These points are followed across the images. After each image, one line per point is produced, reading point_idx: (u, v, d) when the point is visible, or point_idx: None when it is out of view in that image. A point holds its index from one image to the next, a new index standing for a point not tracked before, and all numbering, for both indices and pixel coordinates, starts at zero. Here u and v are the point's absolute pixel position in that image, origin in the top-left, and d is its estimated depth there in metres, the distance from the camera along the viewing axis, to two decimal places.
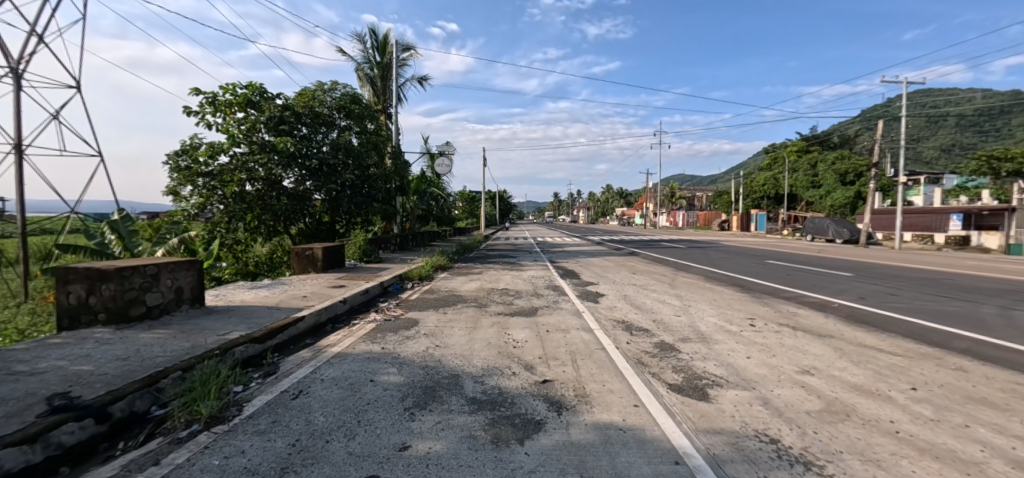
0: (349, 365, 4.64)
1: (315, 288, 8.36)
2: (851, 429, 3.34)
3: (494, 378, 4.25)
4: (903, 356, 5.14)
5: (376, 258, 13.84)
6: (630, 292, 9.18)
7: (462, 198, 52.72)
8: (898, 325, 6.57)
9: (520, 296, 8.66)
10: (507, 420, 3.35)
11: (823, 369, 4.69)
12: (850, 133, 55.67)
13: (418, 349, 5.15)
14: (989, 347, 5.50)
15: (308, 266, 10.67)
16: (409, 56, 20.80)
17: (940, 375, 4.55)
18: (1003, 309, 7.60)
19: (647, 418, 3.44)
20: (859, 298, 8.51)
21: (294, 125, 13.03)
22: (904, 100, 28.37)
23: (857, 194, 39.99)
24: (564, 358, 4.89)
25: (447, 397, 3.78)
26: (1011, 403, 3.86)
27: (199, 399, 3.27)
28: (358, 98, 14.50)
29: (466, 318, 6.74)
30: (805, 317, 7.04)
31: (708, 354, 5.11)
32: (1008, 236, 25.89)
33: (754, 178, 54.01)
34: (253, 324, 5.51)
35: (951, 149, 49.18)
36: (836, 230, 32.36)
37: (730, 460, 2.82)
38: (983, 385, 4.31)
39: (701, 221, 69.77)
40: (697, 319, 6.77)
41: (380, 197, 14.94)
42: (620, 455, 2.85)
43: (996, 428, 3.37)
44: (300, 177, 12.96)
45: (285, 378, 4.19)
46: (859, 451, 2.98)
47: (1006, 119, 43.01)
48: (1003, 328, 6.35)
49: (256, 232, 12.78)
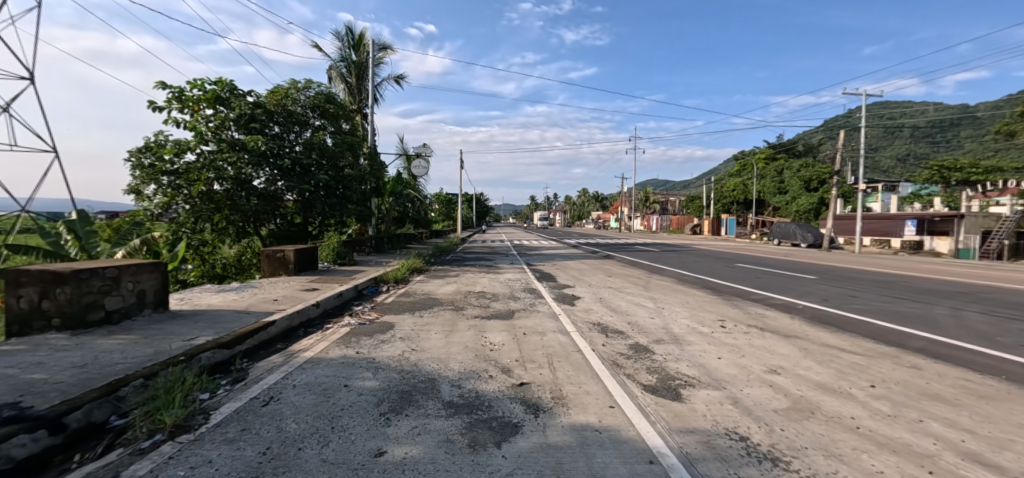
0: (323, 370, 4.54)
1: (286, 291, 8.16)
2: (815, 426, 3.50)
3: (471, 382, 4.23)
4: (864, 355, 5.41)
5: (351, 261, 13.55)
6: (606, 295, 9.31)
7: (438, 200, 52.23)
8: (859, 325, 6.91)
9: (497, 298, 8.66)
10: (484, 423, 3.35)
11: (789, 368, 4.89)
12: (814, 142, 58.34)
13: (394, 353, 5.08)
14: (943, 346, 5.85)
15: (280, 268, 10.34)
16: (385, 55, 20.53)
17: (897, 373, 4.82)
18: (955, 310, 8.11)
19: (622, 419, 3.51)
20: (822, 300, 8.92)
21: (264, 124, 12.62)
22: (863, 112, 29.86)
23: (822, 200, 41.67)
24: (541, 361, 4.92)
25: (423, 401, 3.75)
26: (960, 399, 4.15)
27: (162, 408, 3.13)
28: (333, 97, 14.13)
29: (443, 321, 6.69)
30: (772, 318, 7.30)
31: (681, 355, 5.25)
32: (957, 241, 27.53)
33: (724, 184, 55.74)
34: (221, 328, 5.32)
35: (906, 159, 52.03)
36: (802, 234, 33.57)
37: (703, 459, 2.93)
38: (936, 381, 4.61)
39: (674, 225, 71.51)
40: (670, 321, 6.93)
41: (355, 199, 14.55)
42: (597, 456, 2.90)
43: (947, 422, 3.63)
44: (271, 176, 12.56)
45: (254, 384, 4.07)
46: (822, 447, 3.15)
47: (955, 131, 45.82)
48: (954, 328, 6.78)
49: (223, 233, 12.59)
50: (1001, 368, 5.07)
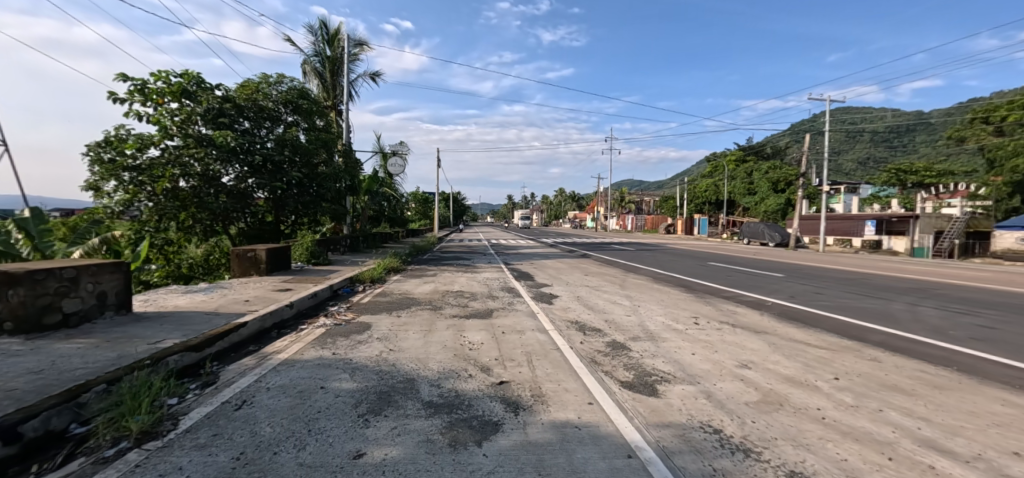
0: (297, 372, 4.43)
1: (258, 292, 7.90)
2: (784, 417, 3.65)
3: (450, 381, 4.21)
4: (829, 349, 5.67)
5: (325, 260, 13.23)
6: (584, 293, 9.43)
7: (414, 199, 51.63)
8: (823, 320, 7.22)
9: (475, 298, 8.63)
10: (464, 422, 3.35)
11: (759, 362, 5.07)
12: (781, 145, 60.59)
13: (371, 354, 5.00)
14: (900, 339, 6.19)
15: (251, 268, 10.01)
16: (361, 51, 20.14)
17: (859, 366, 5.07)
18: (911, 305, 8.58)
19: (601, 415, 3.56)
20: (790, 297, 9.28)
21: (234, 119, 12.17)
22: (827, 117, 31.18)
23: (788, 201, 43.29)
24: (520, 359, 4.93)
25: (402, 402, 3.71)
26: (916, 389, 4.41)
27: (127, 415, 2.99)
28: (306, 93, 13.76)
29: (421, 321, 6.63)
30: (743, 315, 7.55)
31: (657, 351, 5.37)
32: (912, 240, 29.12)
33: (697, 185, 57.18)
34: (189, 331, 5.12)
35: (866, 163, 54.64)
36: (770, 234, 34.80)
37: (679, 451, 3.02)
38: (894, 373, 4.88)
39: (649, 225, 72.89)
40: (646, 319, 7.08)
41: (329, 197, 14.20)
42: (577, 452, 2.94)
43: (904, 411, 3.85)
44: (240, 173, 12.15)
45: (226, 387, 3.94)
46: (791, 437, 3.29)
47: (910, 137, 48.42)
48: (909, 323, 7.18)
49: (190, 232, 12.26)
50: (952, 359, 5.41)
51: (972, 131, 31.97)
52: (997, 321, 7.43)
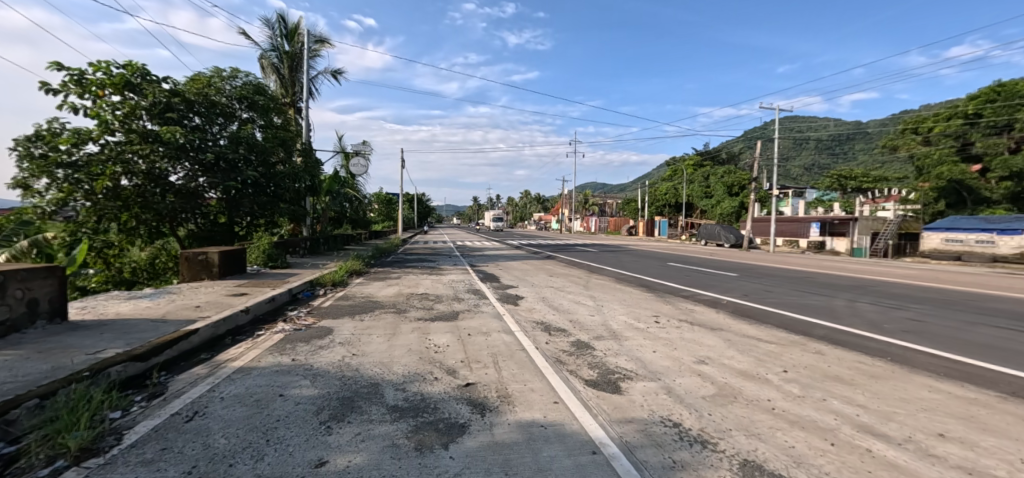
0: (254, 379, 4.24)
1: (210, 297, 7.49)
2: (738, 409, 3.86)
3: (416, 384, 4.17)
4: (778, 344, 6.03)
5: (284, 263, 12.70)
6: (549, 294, 9.55)
7: (377, 200, 50.41)
8: (773, 317, 7.67)
9: (440, 300, 8.56)
10: (430, 425, 3.33)
11: (715, 358, 5.33)
12: (736, 151, 63.67)
13: (333, 359, 4.86)
14: (841, 333, 6.67)
15: (202, 272, 9.49)
16: (322, 47, 19.51)
17: (805, 359, 5.42)
18: (850, 301, 9.26)
19: (566, 414, 3.63)
20: (743, 295, 9.79)
21: (183, 114, 11.49)
22: (777, 125, 33.05)
23: (742, 204, 45.58)
24: (486, 361, 4.94)
25: (366, 407, 3.63)
26: (854, 379, 4.78)
27: (63, 431, 2.78)
28: (262, 89, 13.19)
29: (385, 324, 6.50)
30: (700, 313, 7.89)
31: (620, 350, 5.52)
32: (852, 241, 31.45)
33: (657, 188, 59.08)
34: (134, 339, 4.80)
35: (812, 169, 58.25)
36: (725, 235, 36.48)
37: (641, 446, 3.13)
38: (835, 364, 5.25)
39: (612, 226, 74.59)
40: (609, 318, 7.26)
41: (287, 197, 13.65)
42: (543, 450, 2.99)
43: (845, 400, 4.16)
44: (190, 172, 11.52)
45: (175, 398, 3.72)
46: (744, 427, 3.48)
47: (850, 145, 52.11)
48: (849, 317, 7.74)
49: (133, 234, 11.44)
50: (886, 351, 5.90)
51: (903, 141, 34.78)
52: (923, 315, 8.15)
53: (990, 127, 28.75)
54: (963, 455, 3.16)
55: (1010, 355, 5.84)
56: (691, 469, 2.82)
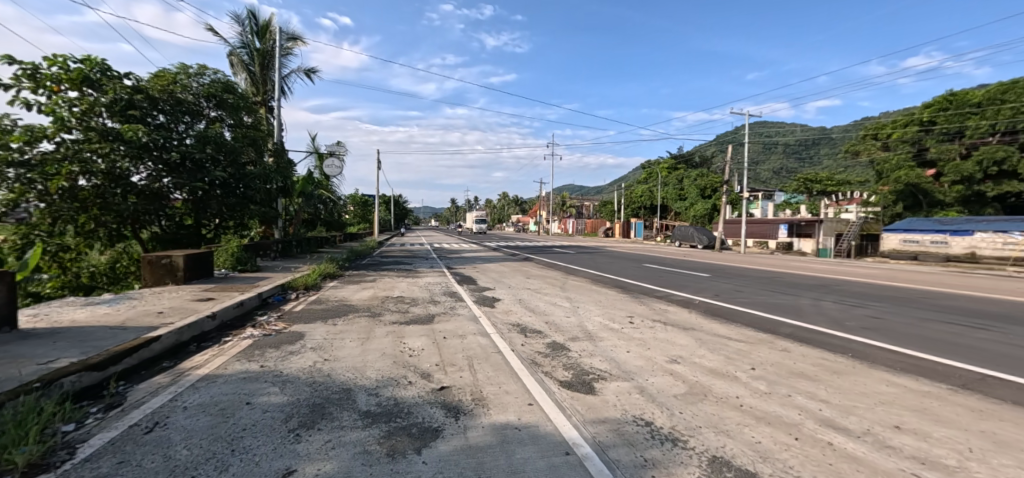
0: (219, 388, 4.09)
1: (173, 302, 7.20)
2: (708, 406, 3.95)
3: (389, 389, 4.11)
4: (747, 342, 6.22)
5: (253, 266, 12.32)
6: (525, 296, 9.57)
7: (352, 201, 49.52)
8: (742, 316, 7.91)
9: (416, 303, 8.47)
10: (403, 430, 3.28)
11: (687, 357, 5.45)
12: (708, 154, 65.44)
13: (304, 365, 4.74)
14: (806, 331, 6.93)
15: (166, 277, 9.11)
16: (294, 45, 19.06)
17: (772, 356, 5.60)
18: (815, 300, 9.64)
19: (540, 415, 3.64)
20: (714, 295, 10.05)
21: (146, 112, 11.03)
22: (747, 130, 34.12)
23: (714, 206, 46.82)
24: (462, 364, 4.92)
25: (337, 413, 3.56)
26: (817, 375, 4.97)
27: (10, 446, 2.62)
28: (231, 87, 12.79)
29: (358, 328, 6.38)
30: (673, 313, 8.07)
31: (595, 350, 5.58)
32: (817, 242, 32.81)
33: (633, 190, 60.09)
34: (90, 348, 4.57)
35: (780, 173, 60.37)
36: (699, 237, 37.40)
37: (613, 445, 3.17)
38: (800, 361, 5.46)
39: (589, 228, 75.40)
40: (585, 319, 7.34)
41: (258, 199, 13.26)
42: (517, 452, 2.99)
43: (808, 395, 4.32)
44: (154, 172, 11.12)
45: (134, 409, 3.55)
46: (714, 424, 3.57)
47: (815, 150, 54.29)
48: (814, 316, 8.06)
49: (92, 237, 10.86)
50: (847, 347, 6.16)
51: (864, 146, 36.39)
52: (882, 313, 8.55)
53: (943, 134, 30.42)
54: (918, 446, 3.32)
55: (960, 349, 6.19)
56: (662, 467, 2.88)
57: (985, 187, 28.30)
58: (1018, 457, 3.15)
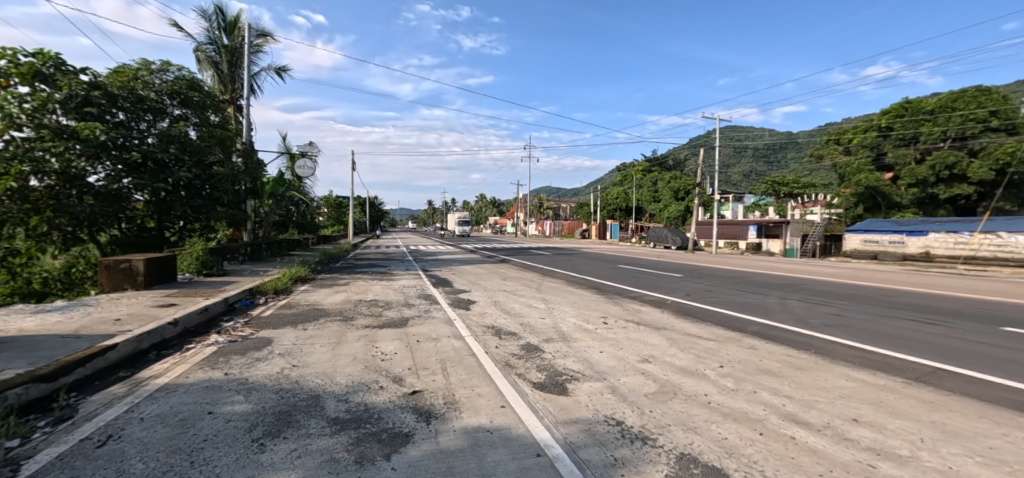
0: (179, 397, 3.93)
1: (132, 309, 6.87)
2: (677, 404, 4.03)
3: (359, 395, 4.03)
4: (716, 340, 6.38)
5: (220, 270, 11.90)
6: (501, 298, 9.56)
7: (326, 203, 48.52)
8: (712, 315, 8.11)
9: (390, 306, 8.35)
10: (372, 437, 3.23)
11: (658, 356, 5.55)
12: (681, 158, 67.07)
13: (271, 371, 4.61)
14: (772, 329, 7.17)
15: (124, 282, 8.71)
16: (265, 43, 18.57)
17: (740, 354, 5.77)
18: (781, 299, 9.99)
19: (512, 418, 3.64)
20: (686, 295, 10.28)
21: (105, 109, 10.51)
22: (718, 133, 35.11)
23: (687, 208, 47.94)
24: (435, 367, 4.87)
25: (305, 421, 3.46)
26: (782, 371, 5.14)
27: None
28: (197, 84, 12.34)
29: (329, 333, 6.24)
30: (646, 313, 8.21)
31: (569, 351, 5.63)
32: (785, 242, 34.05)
33: (609, 192, 60.96)
34: (39, 357, 4.31)
35: (749, 175, 62.39)
36: (672, 238, 38.23)
37: (584, 445, 3.19)
38: (766, 358, 5.63)
39: (566, 230, 76.09)
40: (559, 320, 7.38)
41: (225, 201, 12.83)
42: (488, 455, 2.99)
43: (773, 391, 4.46)
44: (113, 172, 10.61)
45: (85, 422, 3.37)
46: (682, 422, 3.65)
47: (782, 154, 56.34)
48: (779, 314, 8.34)
49: (45, 240, 10.30)
50: (810, 344, 6.40)
51: (827, 150, 37.71)
52: (844, 310, 8.92)
53: (899, 139, 32.05)
54: (875, 437, 3.48)
55: (914, 344, 6.51)
56: (631, 466, 2.92)
57: (937, 190, 29.86)
58: (964, 445, 3.33)
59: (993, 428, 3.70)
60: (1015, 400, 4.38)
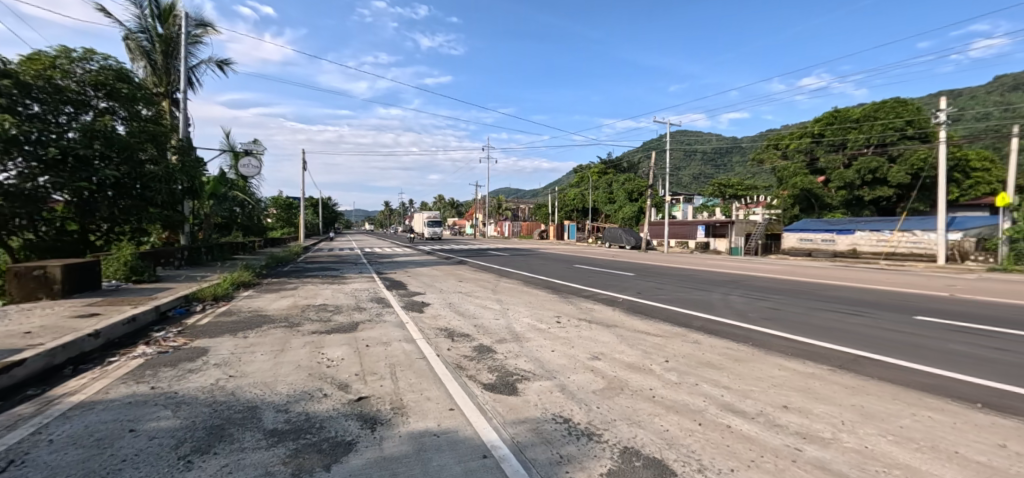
0: (96, 416, 3.61)
1: (44, 321, 6.23)
2: (623, 400, 4.17)
3: (301, 404, 3.88)
4: (662, 336, 6.65)
5: (152, 277, 11.05)
6: (456, 300, 9.49)
7: (274, 204, 46.25)
8: (660, 312, 8.44)
9: (339, 311, 8.08)
10: (313, 447, 3.11)
11: (608, 353, 5.71)
12: (635, 161, 69.33)
13: (205, 383, 4.34)
14: (714, 323, 7.57)
15: (38, 291, 7.90)
16: (204, 33, 17.46)
17: (684, 349, 6.04)
18: (724, 294, 10.58)
19: (461, 420, 3.62)
20: (637, 293, 10.65)
21: (16, 100, 9.49)
22: (669, 137, 36.58)
23: (641, 209, 49.63)
24: (383, 372, 4.77)
25: (239, 434, 3.28)
26: (721, 363, 5.44)
27: None
28: (125, 75, 11.39)
29: (273, 340, 5.96)
30: (598, 311, 8.42)
31: (521, 351, 5.67)
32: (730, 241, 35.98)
33: (567, 194, 61.98)
34: None
35: (698, 178, 65.52)
36: (627, 237, 39.46)
37: (530, 444, 3.23)
38: (708, 352, 5.93)
39: (525, 230, 76.74)
40: (513, 321, 7.43)
41: (159, 201, 11.93)
42: (433, 460, 2.95)
43: (713, 383, 4.70)
44: (26, 169, 9.53)
45: None
46: (628, 417, 3.77)
47: (728, 158, 59.62)
48: (722, 309, 8.81)
49: None
50: (749, 337, 6.80)
51: (767, 155, 40.78)
52: (780, 304, 9.57)
53: (830, 145, 34.73)
54: (802, 422, 3.74)
55: (839, 334, 7.08)
56: (576, 462, 2.97)
57: (863, 192, 32.46)
58: (879, 426, 3.65)
59: (904, 408, 4.07)
60: (922, 382, 4.85)
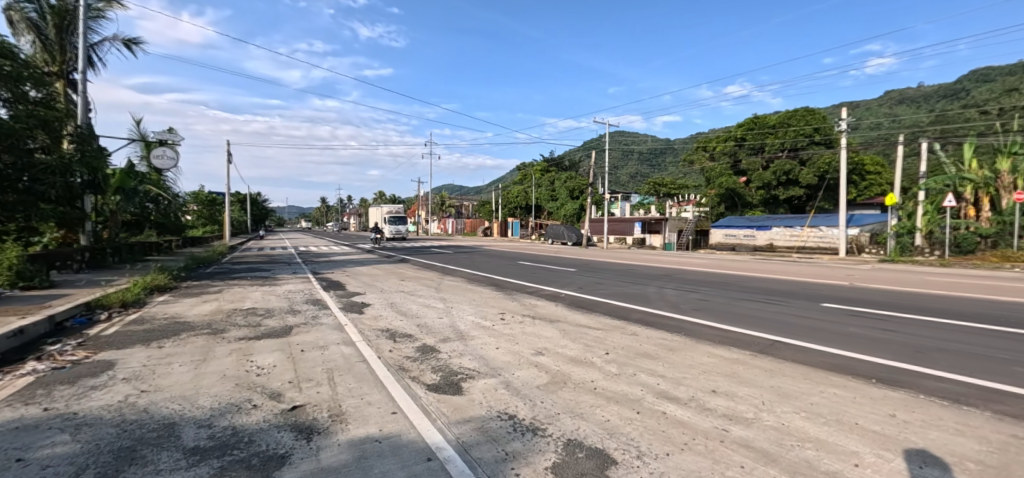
0: None
1: None
2: (567, 393, 4.29)
3: (226, 417, 3.58)
4: (602, 329, 6.92)
5: (44, 283, 9.65)
6: (398, 300, 9.24)
7: (193, 199, 42.24)
8: (601, 306, 8.77)
9: (270, 315, 7.57)
10: (241, 463, 2.89)
11: (551, 348, 5.84)
12: (577, 160, 71.39)
13: (110, 401, 3.88)
14: (649, 315, 8.00)
15: None
16: (107, 7, 15.47)
17: (623, 341, 6.33)
18: (659, 288, 11.23)
19: (404, 423, 3.54)
20: (579, 288, 10.98)
21: None
22: (609, 138, 38.00)
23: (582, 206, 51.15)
24: (320, 378, 4.53)
25: (153, 455, 2.97)
26: (656, 353, 5.77)
27: None
28: (8, 50, 9.73)
29: (193, 349, 5.46)
30: (541, 307, 8.58)
31: (465, 350, 5.65)
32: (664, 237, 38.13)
33: (511, 191, 62.40)
34: None
35: (635, 177, 68.74)
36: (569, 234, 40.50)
37: (476, 443, 3.23)
38: (645, 343, 6.26)
39: (470, 227, 76.26)
40: (457, 319, 7.38)
41: (51, 196, 10.44)
42: (375, 467, 2.86)
43: (649, 372, 4.98)
44: None
45: None
46: (571, 410, 3.88)
47: (662, 159, 63.05)
48: (656, 301, 9.35)
49: None
50: (680, 327, 7.27)
51: (697, 157, 43.66)
52: (707, 295, 10.34)
53: (751, 148, 37.85)
54: (728, 405, 4.06)
55: (759, 322, 7.78)
56: (521, 458, 3.02)
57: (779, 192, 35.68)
58: (793, 403, 4.07)
59: (814, 387, 4.57)
60: (827, 362, 5.47)
